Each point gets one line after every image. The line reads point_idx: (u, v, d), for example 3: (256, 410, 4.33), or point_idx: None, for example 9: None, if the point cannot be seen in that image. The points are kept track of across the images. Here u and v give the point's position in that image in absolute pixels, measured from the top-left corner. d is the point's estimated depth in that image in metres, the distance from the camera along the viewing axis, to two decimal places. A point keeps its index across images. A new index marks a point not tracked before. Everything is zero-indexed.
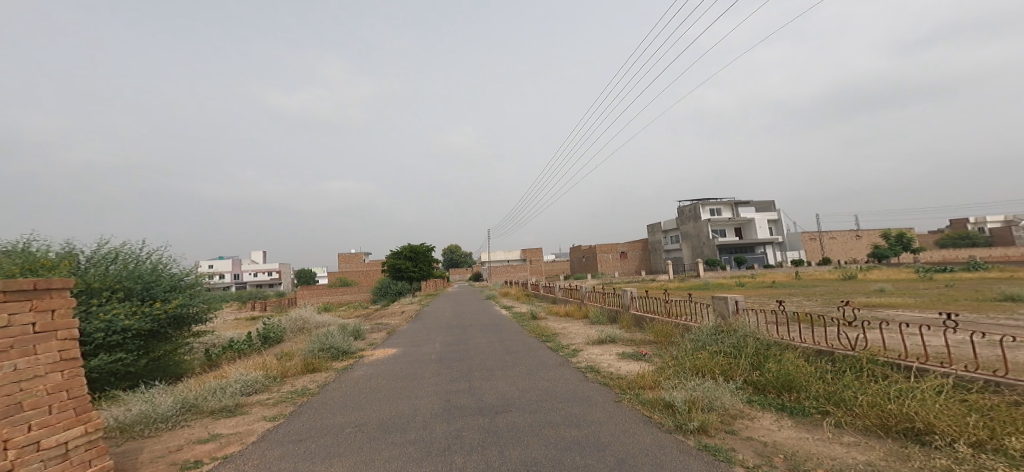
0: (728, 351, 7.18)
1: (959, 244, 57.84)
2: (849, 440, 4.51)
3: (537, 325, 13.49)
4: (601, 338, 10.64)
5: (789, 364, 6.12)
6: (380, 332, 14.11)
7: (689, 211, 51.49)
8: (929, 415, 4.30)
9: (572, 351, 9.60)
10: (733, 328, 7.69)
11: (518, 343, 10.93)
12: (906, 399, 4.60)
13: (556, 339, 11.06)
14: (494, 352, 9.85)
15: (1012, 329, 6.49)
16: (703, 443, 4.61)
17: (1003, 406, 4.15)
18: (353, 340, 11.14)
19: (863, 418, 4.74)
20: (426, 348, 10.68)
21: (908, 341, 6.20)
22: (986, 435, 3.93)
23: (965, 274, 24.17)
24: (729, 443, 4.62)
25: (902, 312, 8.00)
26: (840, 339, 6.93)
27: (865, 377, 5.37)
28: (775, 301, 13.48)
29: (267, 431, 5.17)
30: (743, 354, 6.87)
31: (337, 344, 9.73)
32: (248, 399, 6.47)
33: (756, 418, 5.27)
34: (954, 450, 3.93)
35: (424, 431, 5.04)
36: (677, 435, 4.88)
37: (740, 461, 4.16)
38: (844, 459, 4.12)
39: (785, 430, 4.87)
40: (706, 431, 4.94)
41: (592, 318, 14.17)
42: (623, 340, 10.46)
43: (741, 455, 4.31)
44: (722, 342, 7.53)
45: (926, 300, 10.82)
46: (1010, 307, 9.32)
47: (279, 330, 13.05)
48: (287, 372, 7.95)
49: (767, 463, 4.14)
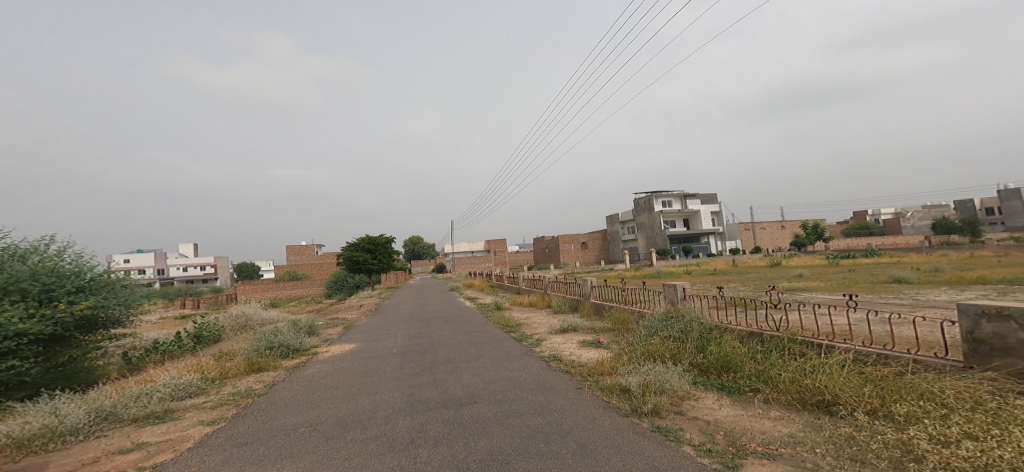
0: (676, 336, 7.63)
1: (859, 233, 62.76)
2: (775, 414, 4.95)
3: (502, 316, 13.68)
4: (563, 327, 10.95)
5: (726, 347, 6.57)
6: (336, 327, 13.91)
7: (643, 204, 53.19)
8: (835, 387, 4.78)
9: (535, 340, 9.85)
10: (681, 313, 8.15)
11: (481, 334, 11.10)
12: (818, 373, 5.10)
13: (520, 330, 11.29)
14: (459, 344, 9.96)
15: (898, 307, 7.29)
16: (656, 425, 4.94)
17: (891, 376, 4.61)
18: (305, 336, 10.99)
19: (786, 394, 5.20)
20: (388, 342, 10.68)
21: (820, 321, 6.80)
22: (878, 403, 4.42)
23: (872, 259, 26.67)
24: (678, 423, 4.97)
25: (816, 294, 8.73)
26: (768, 321, 7.49)
27: (786, 356, 5.89)
28: (716, 287, 14.32)
29: (205, 435, 5.12)
30: (690, 338, 7.31)
31: (287, 342, 9.57)
32: (181, 404, 6.33)
33: (700, 398, 5.67)
34: (854, 418, 4.41)
35: (385, 426, 5.14)
36: (633, 418, 5.19)
37: (688, 440, 4.50)
38: (771, 432, 4.53)
39: (725, 409, 5.27)
40: (659, 412, 5.28)
41: (555, 307, 14.53)
42: (584, 328, 10.83)
43: (688, 435, 4.65)
44: (671, 327, 7.97)
45: (834, 283, 11.92)
46: (896, 288, 10.44)
47: (215, 329, 12.62)
48: (229, 373, 7.78)
49: (710, 440, 4.49)
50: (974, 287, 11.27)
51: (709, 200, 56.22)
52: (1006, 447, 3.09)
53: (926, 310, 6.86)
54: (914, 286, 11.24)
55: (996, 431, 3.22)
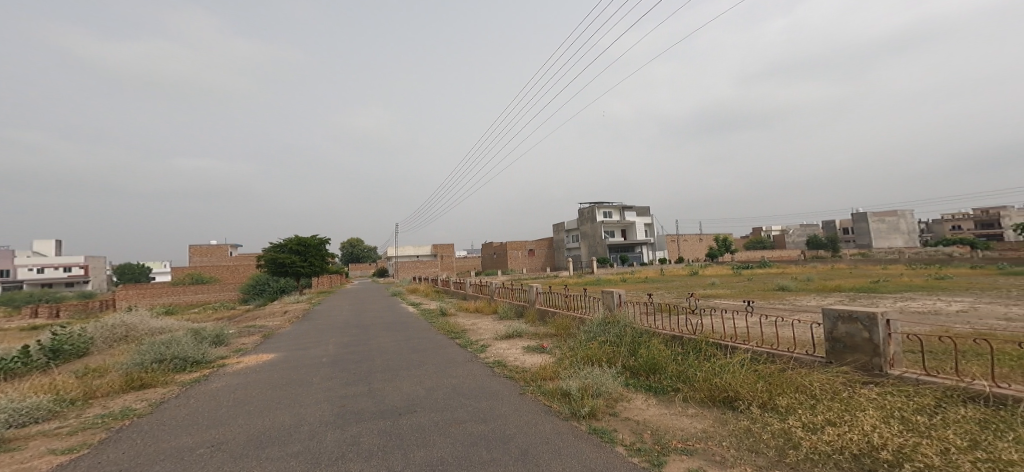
0: (612, 340, 8.09)
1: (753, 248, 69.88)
2: (693, 411, 5.46)
3: (447, 322, 13.83)
4: (509, 333, 11.21)
5: (654, 349, 7.11)
6: (251, 336, 13.35)
7: (586, 213, 54.70)
8: (737, 385, 5.35)
9: (480, 347, 10.07)
10: (616, 319, 8.66)
11: (425, 341, 11.18)
12: (722, 372, 5.71)
13: (465, 336, 11.45)
14: (400, 351, 9.98)
15: (785, 310, 8.24)
16: (593, 427, 5.22)
17: (777, 373, 5.24)
18: (210, 347, 10.39)
19: (700, 392, 5.74)
20: (317, 351, 10.47)
21: (727, 324, 7.56)
22: (767, 396, 5.01)
23: (773, 269, 29.79)
24: (612, 425, 5.30)
25: (722, 300, 9.65)
26: (686, 326, 8.18)
27: (701, 357, 6.51)
28: (646, 294, 15.27)
29: (56, 467, 4.44)
30: (623, 342, 7.80)
31: (184, 353, 9.06)
32: (22, 431, 5.41)
33: (631, 400, 6.08)
34: (750, 412, 4.97)
35: (311, 441, 5.00)
36: (572, 422, 5.44)
37: (621, 440, 4.78)
38: (688, 428, 5.00)
39: (652, 408, 5.73)
40: (595, 415, 5.60)
41: (501, 313, 14.86)
42: (528, 334, 11.19)
43: (621, 435, 4.96)
44: (608, 332, 8.43)
45: (735, 291, 13.23)
46: (780, 295, 11.79)
47: (76, 342, 11.27)
48: (94, 393, 6.91)
49: (639, 439, 4.77)
50: (832, 293, 13.13)
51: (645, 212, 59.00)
52: (851, 434, 3.50)
53: (802, 313, 7.85)
54: (792, 292, 12.85)
55: (848, 417, 3.70)
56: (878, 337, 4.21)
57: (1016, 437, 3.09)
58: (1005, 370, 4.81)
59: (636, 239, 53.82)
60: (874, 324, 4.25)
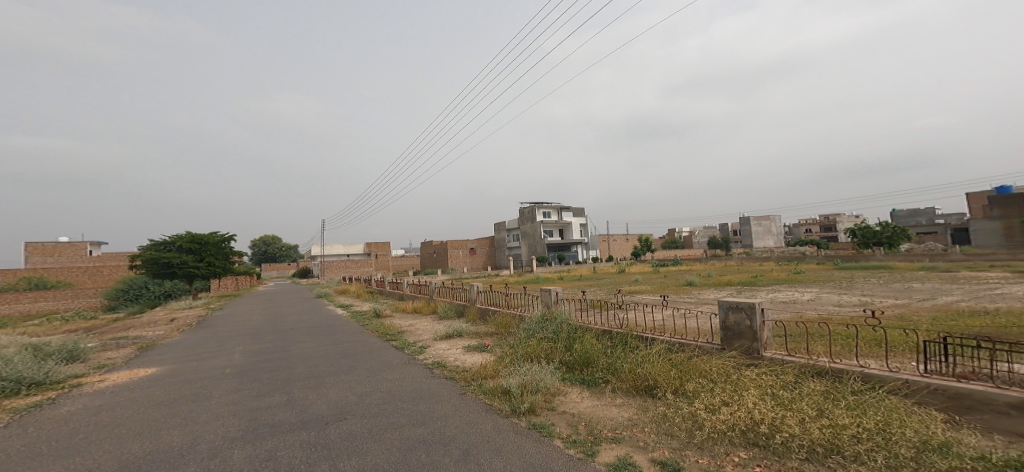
0: (551, 336, 7.98)
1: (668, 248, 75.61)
2: (620, 401, 5.46)
3: (381, 324, 13.60)
4: (448, 333, 11.17)
5: (588, 343, 7.09)
6: (120, 349, 11.34)
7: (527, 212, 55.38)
8: (652, 373, 5.51)
9: (419, 348, 9.93)
10: (554, 316, 8.70)
11: (357, 345, 10.85)
12: (641, 360, 5.94)
13: (403, 338, 11.32)
14: (325, 358, 9.44)
15: (697, 303, 9.01)
16: (533, 422, 4.90)
17: (686, 359, 5.49)
18: (61, 365, 8.46)
19: (625, 382, 5.79)
20: (217, 361, 9.39)
21: (646, 317, 8.17)
22: (673, 382, 5.19)
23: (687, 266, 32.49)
24: (552, 419, 5.01)
25: (642, 296, 10.36)
26: (611, 320, 8.69)
27: (627, 348, 6.78)
28: (581, 291, 15.97)
29: None
30: (560, 338, 7.71)
31: (20, 374, 7.20)
32: None
33: (568, 394, 5.82)
34: (665, 398, 5.09)
35: (213, 460, 4.32)
36: (513, 419, 5.06)
37: (559, 434, 4.55)
38: (615, 417, 4.90)
39: (585, 401, 5.54)
40: (535, 411, 5.24)
41: (441, 313, 14.78)
42: (469, 333, 11.22)
43: (559, 428, 4.71)
44: (546, 329, 8.39)
45: (656, 286, 14.21)
46: (690, 290, 12.93)
47: None
48: None
49: (574, 431, 4.60)
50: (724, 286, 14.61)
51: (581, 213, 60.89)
52: (739, 412, 3.98)
53: (707, 305, 8.72)
54: (699, 287, 14.08)
55: (736, 397, 4.21)
56: (755, 322, 4.94)
57: (850, 405, 3.75)
58: (838, 347, 5.81)
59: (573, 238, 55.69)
60: (752, 311, 4.96)
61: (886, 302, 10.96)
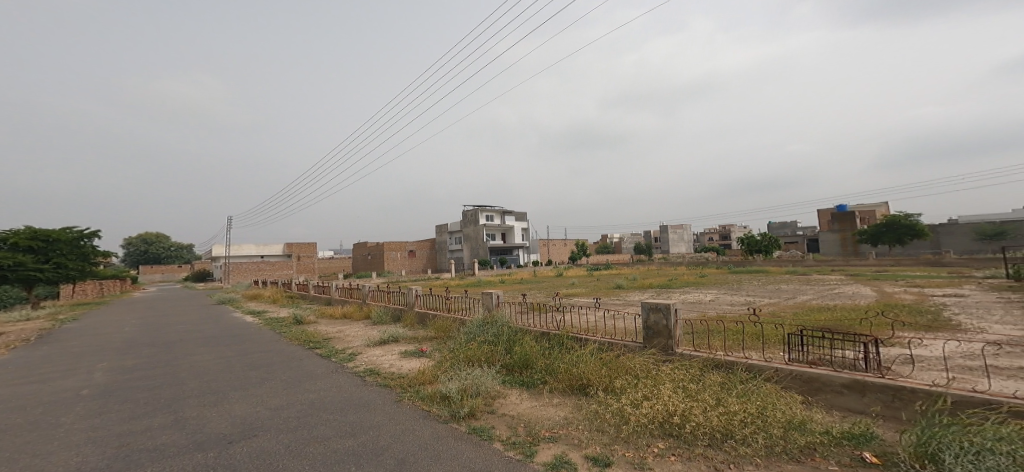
0: (490, 339, 7.74)
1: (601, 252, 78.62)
2: (557, 401, 5.41)
3: (304, 332, 12.83)
4: (383, 338, 10.74)
5: (527, 345, 7.04)
6: None
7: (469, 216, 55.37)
8: (585, 373, 5.63)
9: (349, 355, 9.33)
10: (494, 318, 8.41)
11: (273, 354, 9.86)
12: (572, 359, 6.11)
13: (328, 346, 10.64)
14: (232, 367, 8.44)
15: (626, 304, 9.52)
16: (472, 426, 4.78)
17: (614, 358, 5.78)
18: None
19: (563, 382, 5.80)
20: (84, 377, 7.84)
21: (578, 319, 8.55)
22: (599, 381, 5.39)
23: (618, 270, 34.21)
24: (491, 422, 4.90)
25: (576, 298, 10.73)
26: (548, 322, 8.91)
27: (561, 349, 6.97)
28: (521, 294, 16.25)
29: None
30: (500, 340, 7.56)
31: None
32: None
33: (507, 396, 5.70)
34: (594, 395, 5.27)
35: None
36: (451, 424, 4.90)
37: (498, 437, 4.48)
38: (552, 416, 4.89)
39: (525, 402, 5.45)
40: (474, 415, 5.10)
41: (375, 318, 14.30)
42: (406, 338, 10.89)
43: (498, 431, 4.63)
44: (486, 332, 8.03)
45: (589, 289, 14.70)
46: (618, 292, 13.53)
47: None
48: None
49: (514, 433, 4.54)
50: (648, 289, 15.34)
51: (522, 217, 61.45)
52: (658, 405, 4.27)
53: (633, 305, 9.30)
54: (630, 290, 14.70)
55: (652, 391, 4.57)
56: (670, 321, 5.40)
57: (739, 393, 4.32)
58: (729, 341, 6.54)
59: (514, 242, 56.42)
60: (668, 311, 5.40)
61: (763, 300, 12.42)
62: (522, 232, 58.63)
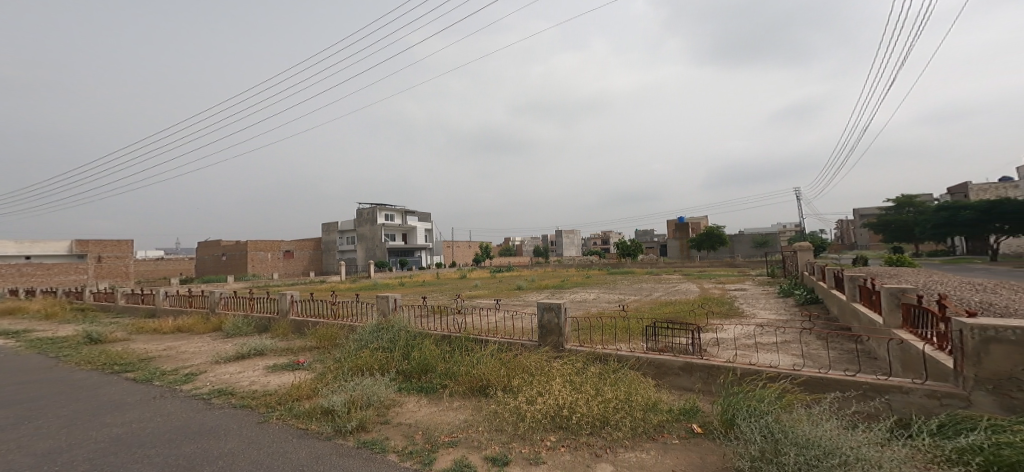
0: (385, 346, 7.38)
1: None
2: (457, 404, 5.39)
3: (99, 351, 9.41)
4: (242, 352, 8.78)
5: (426, 350, 6.84)
6: None
7: (367, 215, 52.96)
8: (486, 374, 5.66)
9: (183, 375, 7.36)
10: (390, 323, 8.00)
11: (51, 385, 7.11)
12: (472, 360, 6.14)
13: (146, 366, 8.01)
14: None
15: (525, 305, 9.89)
16: (361, 440, 4.52)
17: (512, 357, 5.92)
18: None
19: (462, 384, 5.77)
20: None
21: (480, 322, 8.67)
22: (499, 380, 5.51)
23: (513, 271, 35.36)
24: (384, 433, 4.69)
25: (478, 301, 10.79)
26: (450, 325, 8.85)
27: (460, 351, 6.98)
28: (422, 298, 15.99)
29: None
30: (397, 346, 7.23)
31: None
32: None
33: (404, 403, 5.54)
34: (494, 395, 5.37)
35: None
36: (336, 440, 4.55)
37: (393, 448, 4.32)
38: (452, 421, 4.85)
39: (424, 408, 5.35)
40: (364, 427, 4.80)
41: (228, 330, 11.45)
42: (274, 351, 9.11)
43: (393, 442, 4.47)
44: (381, 339, 7.65)
45: (491, 291, 14.82)
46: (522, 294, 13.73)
47: None
48: None
49: (411, 442, 4.43)
50: (547, 291, 15.71)
51: (422, 218, 59.79)
52: (550, 400, 4.50)
53: (531, 306, 9.70)
54: (530, 291, 15.04)
55: (542, 387, 4.81)
56: (562, 319, 5.76)
57: (611, 382, 4.76)
58: (610, 335, 7.17)
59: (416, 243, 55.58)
60: (560, 309, 5.75)
61: (632, 298, 13.48)
62: (425, 233, 57.58)
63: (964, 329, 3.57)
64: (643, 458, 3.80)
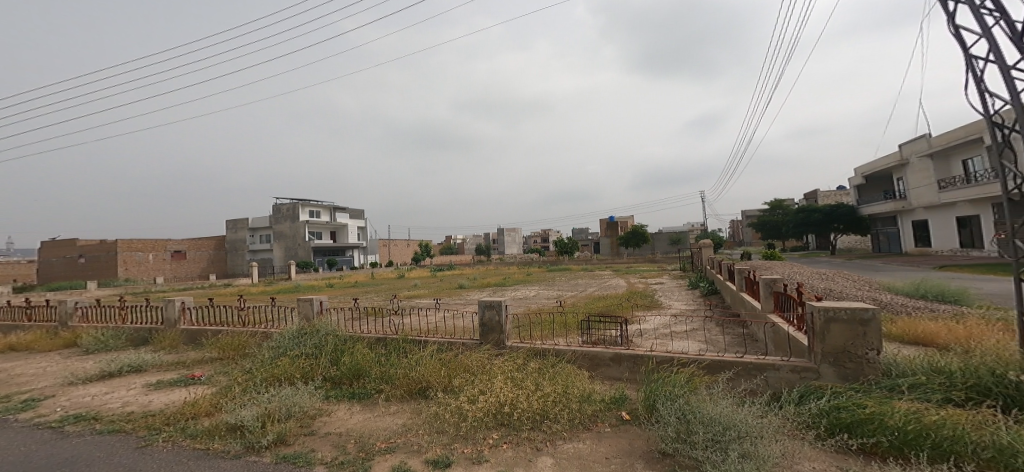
0: (309, 352, 6.72)
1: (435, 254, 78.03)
2: (394, 409, 5.22)
3: None
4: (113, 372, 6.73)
5: (357, 355, 6.45)
6: None
7: (288, 212, 48.58)
8: (425, 375, 5.50)
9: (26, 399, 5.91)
10: (314, 328, 7.33)
11: None
12: (409, 362, 5.94)
13: None
14: None
15: (464, 304, 9.86)
16: (281, 454, 4.22)
17: (453, 358, 5.80)
18: None
19: (399, 388, 5.55)
20: None
21: (418, 322, 8.51)
22: (440, 382, 5.39)
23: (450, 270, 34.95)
24: (308, 446, 4.42)
25: (417, 301, 10.63)
26: (384, 327, 8.55)
27: (395, 355, 6.62)
28: (354, 301, 15.34)
29: None
30: (323, 352, 6.66)
31: None
32: None
33: (333, 412, 5.21)
34: (434, 396, 5.26)
35: None
36: (248, 458, 4.20)
37: (320, 459, 4.08)
38: (389, 426, 4.69)
39: (356, 415, 5.10)
40: (283, 441, 4.49)
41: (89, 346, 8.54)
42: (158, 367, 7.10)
43: (320, 453, 4.23)
44: (303, 345, 6.97)
45: (433, 291, 14.45)
46: (461, 293, 13.47)
47: None
48: None
49: (342, 452, 4.21)
50: (489, 289, 15.62)
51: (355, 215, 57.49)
52: (490, 398, 4.44)
53: (471, 304, 9.62)
54: (473, 290, 14.97)
55: (483, 385, 4.75)
56: (503, 316, 5.73)
57: (549, 376, 4.79)
58: (547, 330, 7.30)
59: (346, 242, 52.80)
60: (501, 307, 5.71)
61: (569, 294, 13.68)
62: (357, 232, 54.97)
63: (813, 312, 4.25)
64: (580, 448, 3.87)
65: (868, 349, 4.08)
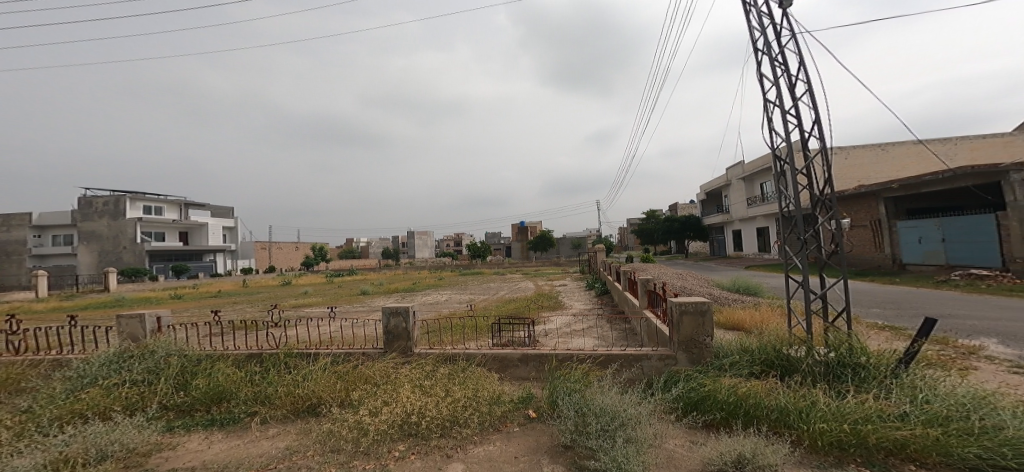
0: (139, 378, 5.25)
1: None
2: (273, 432, 4.61)
3: None
4: None
5: (219, 374, 5.26)
6: None
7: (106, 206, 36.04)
8: (319, 390, 4.97)
9: None
10: (148, 347, 5.62)
11: None
12: (298, 376, 5.31)
13: None
14: None
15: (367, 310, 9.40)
16: None
17: (354, 370, 5.26)
18: None
19: (281, 408, 4.91)
20: None
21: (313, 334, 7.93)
22: (342, 396, 4.90)
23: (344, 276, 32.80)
24: None
25: (311, 309, 9.93)
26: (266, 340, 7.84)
27: (278, 372, 5.46)
28: (214, 313, 13.47)
29: None
30: (163, 376, 5.27)
31: None
32: None
33: (180, 444, 4.37)
34: (330, 411, 4.79)
35: None
36: None
37: None
38: (268, 452, 4.16)
39: (216, 445, 4.39)
40: None
41: None
42: None
43: None
44: (130, 369, 5.36)
45: (327, 299, 13.43)
46: (362, 300, 12.62)
47: None
48: None
49: None
50: (391, 295, 14.84)
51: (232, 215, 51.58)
52: (397, 409, 4.15)
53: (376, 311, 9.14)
54: (377, 296, 14.29)
55: (388, 397, 4.41)
56: (410, 323, 5.47)
57: (460, 381, 4.62)
58: (452, 334, 7.15)
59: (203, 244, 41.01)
60: (407, 313, 5.45)
61: (483, 297, 13.61)
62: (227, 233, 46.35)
63: (669, 304, 4.60)
64: (491, 451, 3.77)
65: (707, 336, 4.49)
